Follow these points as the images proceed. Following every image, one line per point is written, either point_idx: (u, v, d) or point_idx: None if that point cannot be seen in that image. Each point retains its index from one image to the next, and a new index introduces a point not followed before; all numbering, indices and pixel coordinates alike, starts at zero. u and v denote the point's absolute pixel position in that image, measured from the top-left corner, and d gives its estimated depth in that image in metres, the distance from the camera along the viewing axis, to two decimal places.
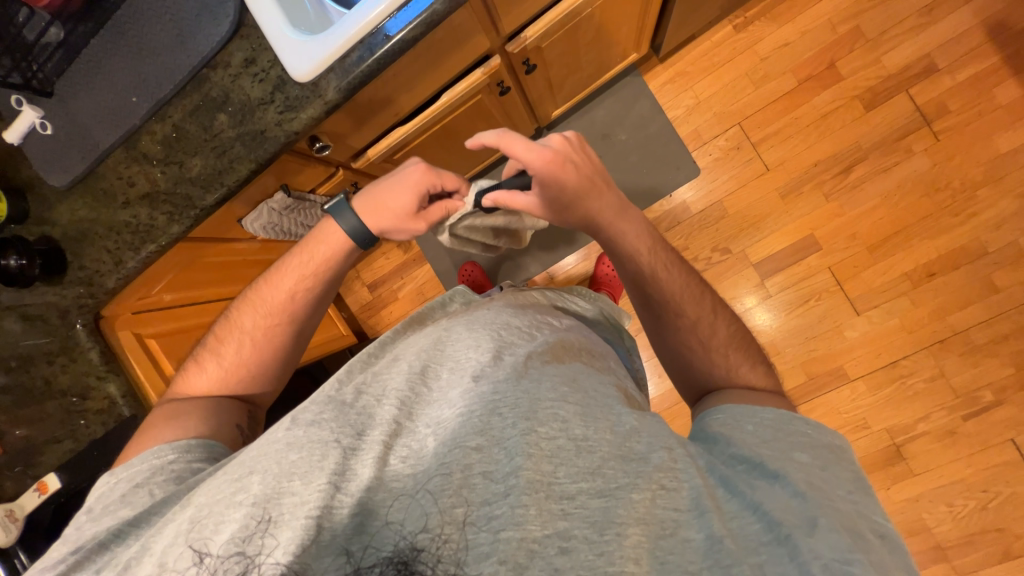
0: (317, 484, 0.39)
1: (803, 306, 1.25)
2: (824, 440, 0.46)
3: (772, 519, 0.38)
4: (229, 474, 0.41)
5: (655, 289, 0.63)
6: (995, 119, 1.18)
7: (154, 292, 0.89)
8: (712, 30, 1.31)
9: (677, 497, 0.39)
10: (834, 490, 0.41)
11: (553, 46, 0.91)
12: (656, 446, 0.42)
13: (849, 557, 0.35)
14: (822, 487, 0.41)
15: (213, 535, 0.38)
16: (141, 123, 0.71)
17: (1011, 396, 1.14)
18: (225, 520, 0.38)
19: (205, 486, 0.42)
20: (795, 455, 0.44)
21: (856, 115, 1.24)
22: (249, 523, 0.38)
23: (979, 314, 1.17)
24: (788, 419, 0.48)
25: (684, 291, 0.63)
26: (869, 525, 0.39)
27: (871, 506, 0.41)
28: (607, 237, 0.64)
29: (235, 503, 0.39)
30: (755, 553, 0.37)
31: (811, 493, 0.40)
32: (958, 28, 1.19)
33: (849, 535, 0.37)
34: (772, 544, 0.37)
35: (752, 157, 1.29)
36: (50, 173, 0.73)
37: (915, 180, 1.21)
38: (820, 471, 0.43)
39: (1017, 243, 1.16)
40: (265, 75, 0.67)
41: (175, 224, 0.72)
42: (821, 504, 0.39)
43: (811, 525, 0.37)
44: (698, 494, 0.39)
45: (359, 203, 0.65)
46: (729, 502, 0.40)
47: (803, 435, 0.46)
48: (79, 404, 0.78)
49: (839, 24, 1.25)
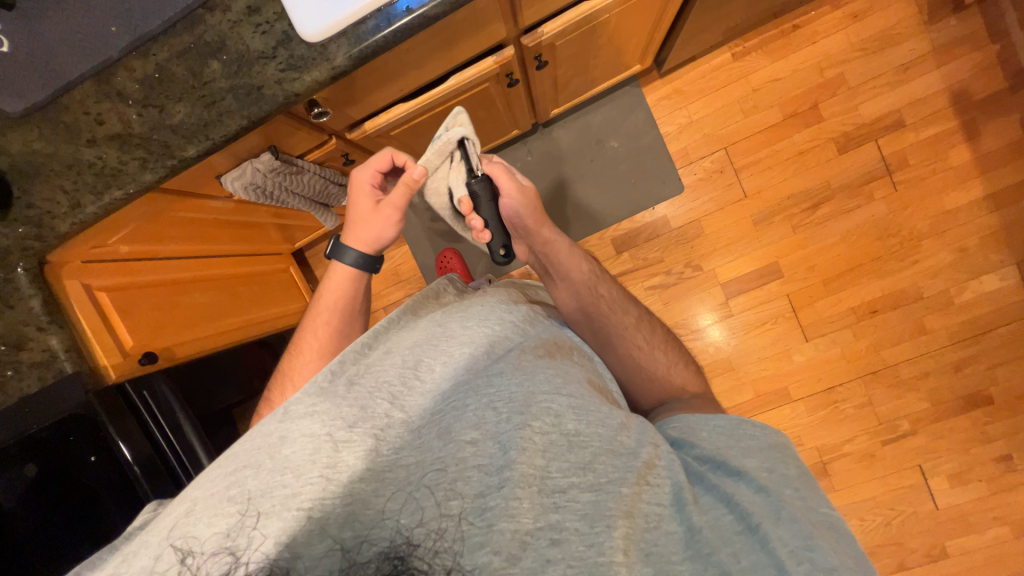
0: (309, 476, 0.40)
1: (760, 327, 1.34)
2: (768, 439, 0.50)
3: (743, 510, 0.42)
4: (223, 465, 0.42)
5: (600, 290, 0.72)
6: (946, 178, 1.29)
7: (110, 240, 0.82)
8: (712, 54, 1.35)
9: (659, 492, 0.44)
10: (783, 487, 0.45)
11: (566, 46, 0.91)
12: (644, 442, 0.47)
13: (811, 544, 0.40)
14: (777, 483, 0.45)
15: (206, 528, 0.38)
16: (119, 57, 0.65)
17: (924, 427, 1.28)
18: (218, 514, 0.38)
19: (199, 477, 0.42)
20: (744, 459, 0.48)
21: (829, 156, 1.33)
22: (242, 518, 0.38)
23: (908, 351, 1.29)
24: (738, 422, 0.52)
25: (623, 299, 0.72)
26: (816, 517, 0.42)
27: (817, 499, 0.44)
28: (563, 249, 0.72)
29: (228, 497, 0.39)
30: (730, 541, 0.41)
31: (772, 488, 0.44)
32: (927, 90, 1.30)
33: (808, 523, 0.41)
34: (744, 533, 0.41)
35: (732, 182, 1.36)
36: (3, 96, 0.65)
37: (871, 224, 1.32)
38: (769, 474, 0.46)
39: (948, 292, 1.29)
40: (269, 27, 0.63)
41: (147, 171, 0.67)
42: (780, 499, 0.43)
43: (775, 516, 0.42)
44: (678, 489, 0.44)
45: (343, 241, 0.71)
46: (705, 497, 0.45)
47: (751, 438, 0.50)
48: (11, 354, 0.71)
49: (827, 68, 1.33)
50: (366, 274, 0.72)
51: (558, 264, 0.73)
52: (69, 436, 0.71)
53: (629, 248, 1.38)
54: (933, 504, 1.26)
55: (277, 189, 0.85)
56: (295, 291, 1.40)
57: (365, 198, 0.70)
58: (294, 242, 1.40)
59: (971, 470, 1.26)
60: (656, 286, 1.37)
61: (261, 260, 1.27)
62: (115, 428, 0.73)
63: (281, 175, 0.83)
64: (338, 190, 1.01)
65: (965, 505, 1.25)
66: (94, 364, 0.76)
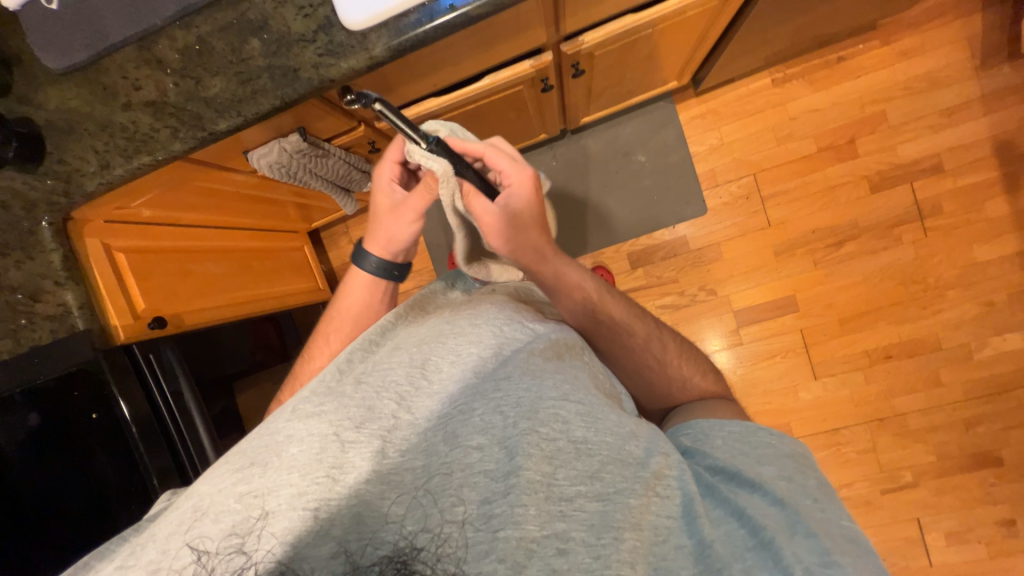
0: (315, 475, 0.40)
1: (769, 359, 1.31)
2: (786, 449, 0.51)
3: (757, 525, 0.42)
4: (232, 464, 0.42)
5: (602, 313, 0.66)
6: (981, 229, 1.25)
7: (133, 204, 0.83)
8: (751, 78, 1.33)
9: (669, 504, 0.44)
10: (802, 498, 0.45)
11: (604, 57, 0.90)
12: (654, 451, 0.46)
13: (829, 560, 0.40)
14: (796, 493, 0.46)
15: (210, 526, 0.39)
16: (162, 25, 0.65)
17: (928, 480, 1.24)
18: (226, 511, 0.39)
19: (207, 477, 0.43)
20: (761, 468, 0.48)
21: (861, 193, 1.30)
22: (247, 517, 0.39)
23: (920, 401, 1.26)
24: (754, 431, 0.53)
25: (630, 315, 0.67)
26: (836, 529, 0.43)
27: (837, 512, 0.45)
28: (551, 274, 0.66)
29: (234, 494, 0.40)
30: (742, 558, 0.41)
31: (787, 501, 0.45)
32: (970, 137, 1.26)
33: (827, 537, 0.42)
34: (756, 549, 0.41)
35: (757, 209, 1.33)
36: (46, 52, 0.67)
37: (896, 268, 1.28)
38: (787, 484, 0.47)
39: (968, 346, 1.25)
40: (312, 11, 0.63)
41: (177, 141, 0.67)
42: (797, 512, 0.43)
43: (789, 532, 0.42)
44: (689, 501, 0.44)
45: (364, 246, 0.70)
46: (715, 509, 0.45)
47: (768, 446, 0.51)
48: (27, 304, 0.72)
49: (868, 103, 1.30)
50: (388, 282, 0.71)
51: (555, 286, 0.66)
52: (72, 389, 0.72)
53: (645, 265, 1.37)
54: (927, 559, 1.23)
55: (301, 170, 0.86)
56: (308, 270, 1.40)
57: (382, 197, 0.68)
58: (311, 222, 1.41)
59: (971, 530, 1.22)
60: (667, 305, 1.35)
61: (278, 236, 1.29)
62: (117, 386, 0.73)
63: (307, 157, 0.83)
64: (361, 177, 1.02)
65: (960, 565, 1.22)
66: (105, 323, 0.77)
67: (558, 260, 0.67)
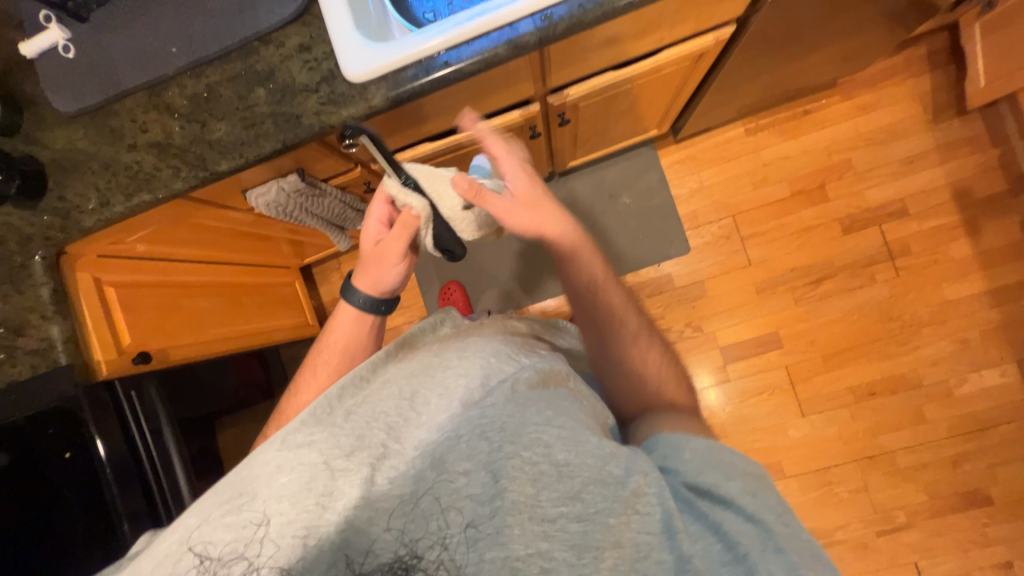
0: (306, 503, 0.42)
1: (757, 396, 1.32)
2: (752, 469, 0.47)
3: (731, 540, 0.41)
4: (220, 495, 0.43)
5: (599, 296, 0.69)
6: (948, 269, 1.32)
7: (128, 239, 0.84)
8: (725, 128, 1.42)
9: (649, 521, 0.42)
10: (767, 514, 0.43)
11: (589, 108, 0.97)
12: (633, 470, 0.44)
13: (794, 571, 0.40)
14: (762, 510, 0.43)
15: (203, 555, 0.41)
16: (174, 74, 0.70)
17: (921, 520, 1.23)
18: (217, 538, 0.41)
19: (194, 507, 0.43)
20: (728, 485, 0.45)
21: (834, 235, 1.36)
22: (239, 543, 0.40)
23: (906, 438, 1.27)
24: (718, 448, 0.48)
25: (626, 306, 0.69)
26: (801, 546, 0.42)
27: (797, 525, 0.43)
28: (568, 249, 0.70)
29: (225, 524, 0.41)
30: (718, 573, 0.40)
31: (758, 517, 0.43)
32: (930, 183, 1.35)
33: (794, 551, 0.41)
34: (732, 564, 0.41)
35: (738, 249, 1.39)
36: (59, 97, 0.70)
37: (873, 306, 1.33)
38: (753, 499, 0.44)
39: (948, 383, 1.28)
40: (316, 65, 0.68)
41: (179, 180, 0.69)
42: (768, 529, 0.42)
43: (761, 547, 0.41)
44: (668, 517, 0.42)
45: (353, 281, 0.72)
46: (692, 524, 0.43)
47: (732, 463, 0.47)
48: (11, 338, 0.72)
49: (834, 152, 1.39)
50: (376, 316, 0.72)
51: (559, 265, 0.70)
52: (48, 427, 0.69)
53: None
54: None
55: (297, 209, 0.89)
56: (298, 306, 1.40)
57: (368, 239, 0.72)
58: (304, 258, 1.42)
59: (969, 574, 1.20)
60: None
61: (269, 271, 1.30)
62: (96, 426, 0.71)
63: (304, 196, 0.87)
64: (355, 215, 1.05)
65: None
66: (87, 358, 0.76)
67: (578, 239, 0.71)
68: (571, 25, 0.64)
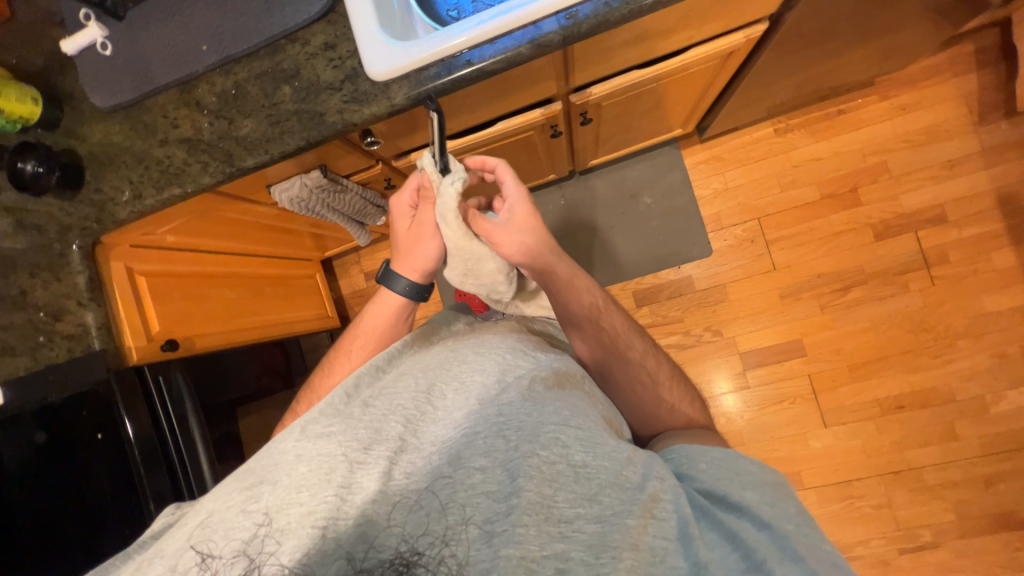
0: (324, 495, 0.41)
1: (777, 404, 1.29)
2: (767, 478, 0.48)
3: (747, 548, 0.41)
4: (241, 482, 0.44)
5: (603, 323, 0.67)
6: (989, 279, 1.25)
7: (159, 231, 0.87)
8: (753, 127, 1.38)
9: (666, 527, 0.43)
10: (785, 523, 0.43)
11: (612, 107, 0.95)
12: (650, 475, 0.45)
13: None
14: (779, 518, 0.44)
15: (220, 543, 0.40)
16: (204, 72, 0.71)
17: (948, 540, 1.18)
18: (236, 527, 0.41)
19: (216, 492, 0.44)
20: (744, 492, 0.46)
21: (865, 240, 1.31)
22: (257, 532, 0.40)
23: (936, 455, 1.22)
24: (736, 459, 0.50)
25: (630, 331, 0.68)
26: (822, 556, 0.41)
27: (818, 536, 0.43)
28: (564, 275, 0.65)
29: (243, 511, 0.41)
30: None
31: (776, 525, 0.43)
32: (972, 189, 1.28)
33: (815, 562, 0.40)
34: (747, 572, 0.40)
35: (763, 252, 1.35)
36: (97, 93, 0.73)
37: (905, 315, 1.27)
38: (770, 509, 0.45)
39: (984, 399, 1.22)
40: (341, 63, 0.68)
41: (207, 175, 0.71)
42: (785, 535, 0.42)
43: (778, 556, 0.41)
44: (684, 524, 0.43)
45: (393, 267, 0.68)
46: (708, 532, 0.43)
47: (749, 473, 0.48)
48: (50, 323, 0.76)
49: (869, 154, 1.33)
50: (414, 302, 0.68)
51: (560, 297, 0.66)
52: (82, 410, 0.72)
53: (650, 303, 1.38)
54: None
55: (319, 204, 0.91)
56: (319, 297, 1.43)
57: (400, 221, 0.68)
58: (325, 251, 1.45)
59: None
60: (673, 344, 1.35)
61: (291, 264, 1.33)
62: (124, 408, 0.74)
63: (326, 192, 0.88)
64: (376, 212, 1.06)
65: None
66: (119, 344, 0.79)
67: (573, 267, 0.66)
68: (595, 25, 0.63)
